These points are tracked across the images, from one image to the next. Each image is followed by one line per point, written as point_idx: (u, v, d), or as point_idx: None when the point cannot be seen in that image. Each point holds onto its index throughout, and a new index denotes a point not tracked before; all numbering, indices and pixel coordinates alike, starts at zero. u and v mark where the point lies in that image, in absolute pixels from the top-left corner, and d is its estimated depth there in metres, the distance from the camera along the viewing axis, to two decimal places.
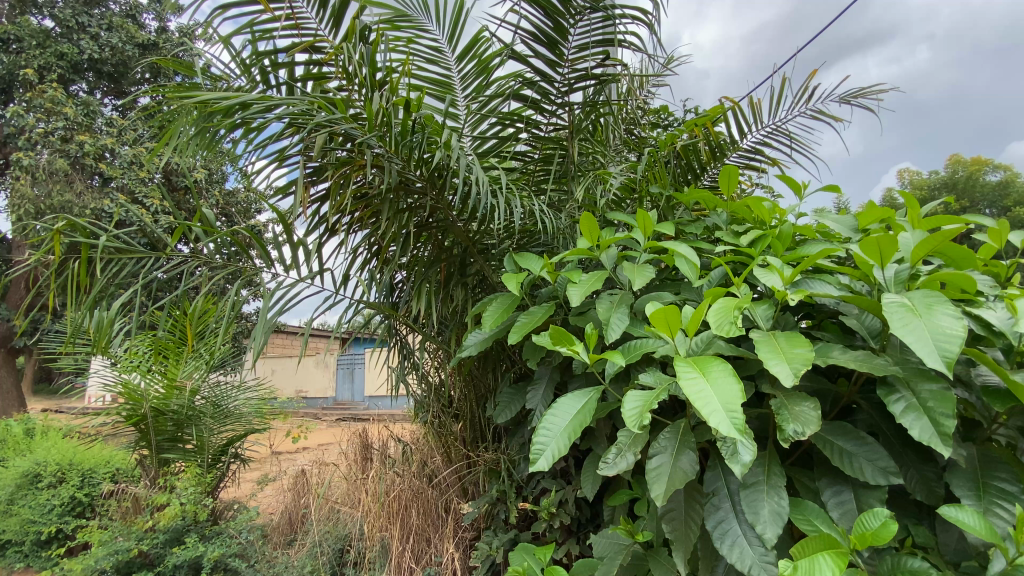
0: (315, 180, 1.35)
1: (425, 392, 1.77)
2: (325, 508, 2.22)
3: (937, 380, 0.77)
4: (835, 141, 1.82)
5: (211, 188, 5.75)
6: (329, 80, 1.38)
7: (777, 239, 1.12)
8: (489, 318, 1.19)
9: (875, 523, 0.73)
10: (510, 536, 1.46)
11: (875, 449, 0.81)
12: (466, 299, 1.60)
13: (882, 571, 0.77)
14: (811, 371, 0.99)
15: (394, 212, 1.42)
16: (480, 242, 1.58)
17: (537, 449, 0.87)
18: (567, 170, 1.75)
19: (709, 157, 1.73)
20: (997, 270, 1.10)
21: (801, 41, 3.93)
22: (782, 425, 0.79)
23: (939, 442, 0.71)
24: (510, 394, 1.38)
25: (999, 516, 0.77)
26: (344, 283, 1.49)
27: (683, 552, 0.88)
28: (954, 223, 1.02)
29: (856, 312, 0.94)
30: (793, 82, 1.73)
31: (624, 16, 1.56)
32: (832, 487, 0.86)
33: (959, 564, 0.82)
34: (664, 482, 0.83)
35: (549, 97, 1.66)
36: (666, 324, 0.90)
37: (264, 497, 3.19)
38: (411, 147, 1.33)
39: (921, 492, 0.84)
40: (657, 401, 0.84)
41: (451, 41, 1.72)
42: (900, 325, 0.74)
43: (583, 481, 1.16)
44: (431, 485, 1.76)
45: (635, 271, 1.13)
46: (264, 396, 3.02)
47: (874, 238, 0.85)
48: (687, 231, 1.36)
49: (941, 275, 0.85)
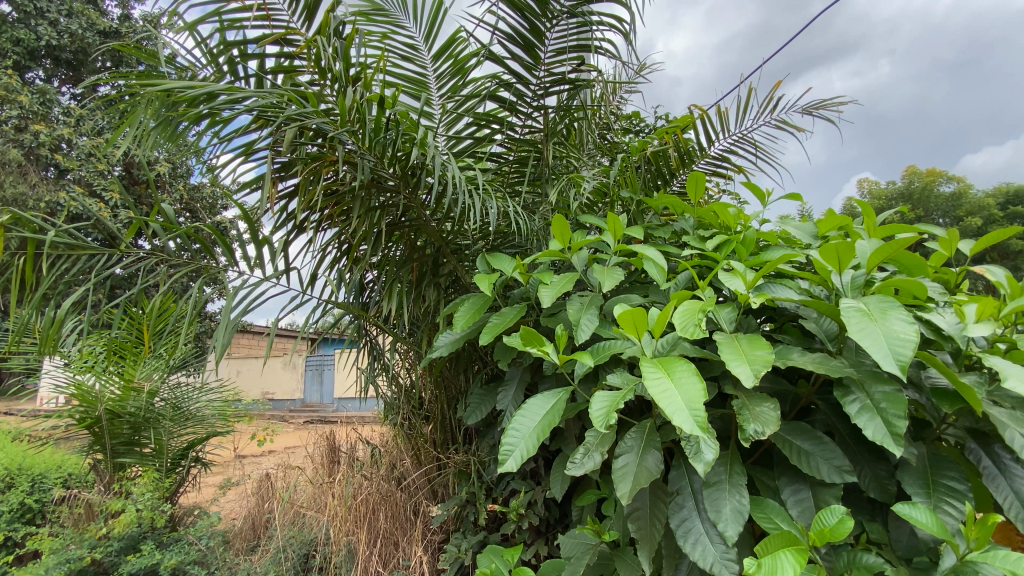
0: (283, 175, 1.32)
1: (396, 394, 1.76)
2: (290, 513, 2.16)
3: (889, 381, 0.80)
4: (797, 151, 1.88)
5: (175, 182, 5.57)
6: (300, 74, 1.35)
7: (741, 244, 1.15)
8: (460, 319, 1.18)
9: (833, 519, 0.75)
10: (479, 538, 1.45)
11: (830, 449, 0.84)
12: (438, 299, 1.59)
13: (838, 567, 0.79)
14: (772, 372, 1.02)
15: (367, 210, 1.40)
16: (454, 242, 1.57)
17: (505, 449, 0.86)
18: (541, 172, 1.75)
19: (678, 163, 1.77)
20: (947, 277, 1.15)
21: (769, 52, 4.06)
22: (744, 425, 0.81)
23: (892, 441, 0.74)
24: (481, 395, 1.37)
25: (948, 513, 0.80)
26: (311, 282, 1.45)
27: (648, 551, 0.89)
28: (907, 231, 1.06)
29: (816, 316, 0.97)
30: (759, 92, 1.77)
31: (601, 23, 1.57)
32: (791, 486, 0.89)
33: (910, 559, 0.85)
34: (630, 482, 0.84)
35: (525, 99, 1.67)
36: (633, 325, 0.91)
37: (226, 502, 3.09)
38: (384, 145, 1.32)
39: (874, 489, 0.87)
40: (624, 402, 0.84)
41: (427, 40, 1.73)
42: (857, 328, 0.76)
43: (552, 482, 1.16)
44: (400, 488, 1.73)
45: (604, 274, 1.15)
46: (228, 398, 2.95)
47: (832, 244, 0.88)
48: (656, 235, 1.38)
49: (895, 281, 0.88)
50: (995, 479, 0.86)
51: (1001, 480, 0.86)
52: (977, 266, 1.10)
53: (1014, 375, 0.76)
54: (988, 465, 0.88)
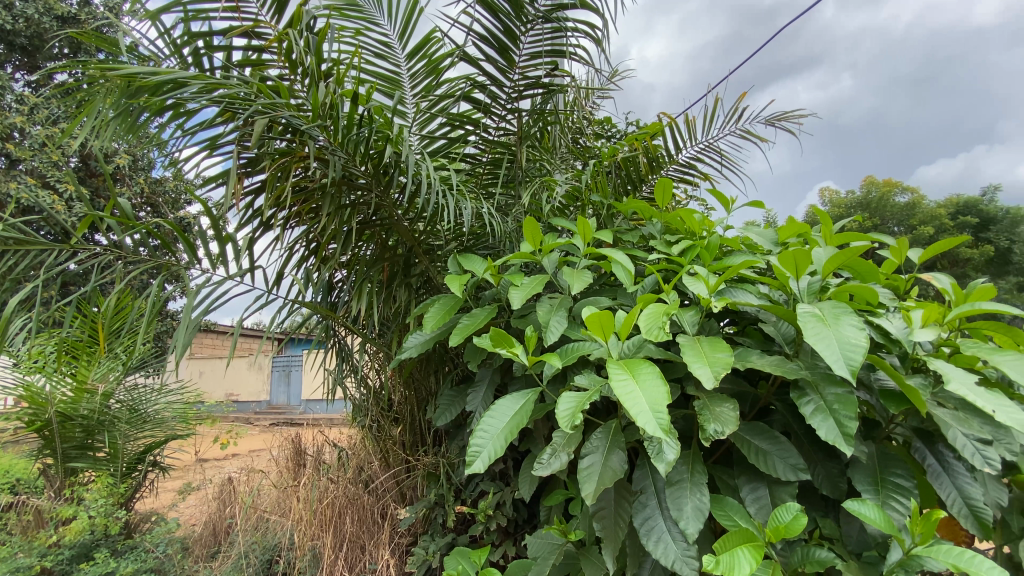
0: (249, 171, 1.28)
1: (364, 396, 1.75)
2: (252, 518, 2.10)
3: (841, 384, 0.84)
4: (761, 160, 1.94)
5: (135, 175, 5.36)
6: (269, 67, 1.31)
7: (706, 249, 1.19)
8: (431, 320, 1.17)
9: (787, 516, 0.78)
10: (447, 541, 1.44)
11: (787, 448, 0.87)
12: (410, 300, 1.58)
13: (793, 562, 0.82)
14: (732, 374, 1.05)
15: (337, 208, 1.37)
16: (426, 242, 1.56)
17: (473, 450, 0.86)
18: (515, 175, 1.76)
19: (647, 169, 1.80)
20: (897, 284, 1.21)
21: (737, 63, 4.17)
22: (705, 425, 0.83)
23: (843, 441, 0.77)
24: (450, 397, 1.37)
25: (895, 508, 0.84)
26: (278, 281, 1.42)
27: (612, 550, 0.91)
28: (861, 240, 1.10)
29: (774, 320, 1.01)
30: (725, 102, 1.82)
31: (575, 30, 1.59)
32: (749, 484, 0.91)
33: (859, 553, 0.89)
34: (595, 482, 0.85)
35: (499, 101, 1.67)
36: (600, 328, 0.93)
37: (185, 508, 2.99)
38: (356, 142, 1.30)
39: (827, 487, 0.91)
40: (590, 403, 0.86)
41: (401, 38, 1.72)
42: (812, 333, 0.79)
43: (520, 483, 1.16)
44: (368, 491, 1.71)
45: (574, 276, 1.16)
46: (189, 400, 2.87)
47: (790, 251, 0.91)
48: (625, 239, 1.42)
49: (848, 288, 0.92)
50: (940, 477, 0.91)
51: (944, 478, 0.91)
52: (925, 274, 1.16)
53: (955, 378, 0.81)
54: (932, 463, 0.93)
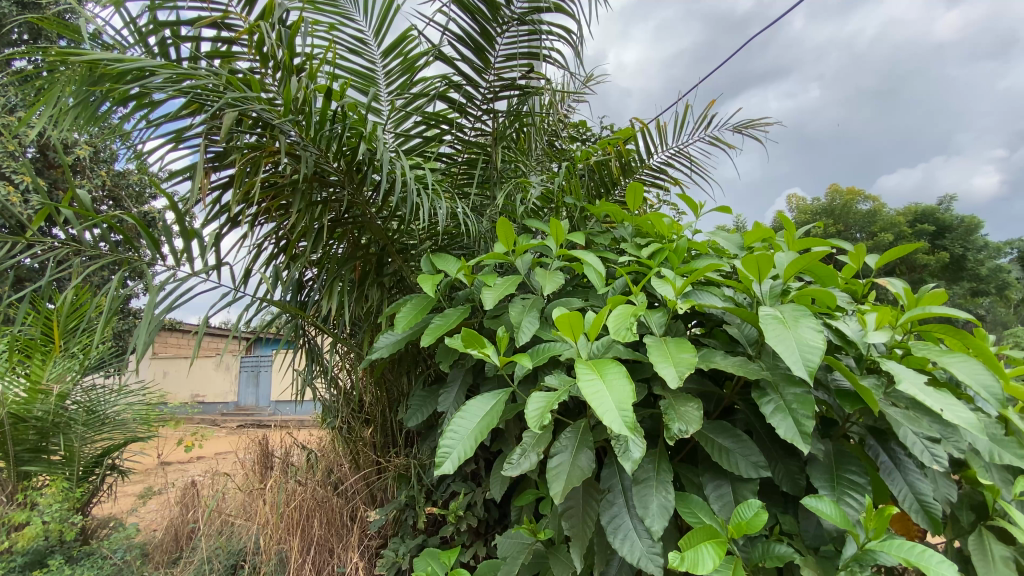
0: (216, 166, 1.26)
1: (334, 396, 1.73)
2: (216, 522, 2.04)
3: (800, 384, 0.86)
4: (729, 166, 1.99)
5: (96, 167, 5.18)
6: (238, 60, 1.29)
7: (674, 252, 1.21)
8: (402, 320, 1.16)
9: (748, 512, 0.80)
10: (417, 542, 1.43)
11: (748, 445, 0.90)
12: (382, 299, 1.56)
13: (754, 557, 0.84)
14: (698, 375, 1.08)
15: (307, 204, 1.34)
16: (399, 241, 1.55)
17: (442, 452, 0.86)
18: (490, 175, 1.76)
19: (620, 172, 1.82)
20: (855, 288, 1.26)
21: (709, 70, 4.26)
22: (670, 425, 0.85)
23: (800, 439, 0.80)
24: (422, 398, 1.36)
25: (850, 504, 0.87)
26: (244, 278, 1.39)
27: (580, 548, 0.92)
28: (822, 246, 1.14)
29: (739, 322, 1.04)
30: (695, 109, 1.86)
31: (550, 33, 1.60)
32: (713, 482, 0.94)
33: (817, 548, 0.92)
34: (564, 481, 0.86)
35: (474, 101, 1.67)
36: (570, 328, 0.94)
37: (146, 512, 2.89)
38: (329, 139, 1.29)
39: (787, 484, 0.94)
40: (559, 402, 0.87)
41: (377, 36, 1.71)
42: (773, 334, 0.82)
43: (491, 483, 1.16)
44: (337, 493, 1.69)
45: (546, 278, 1.17)
46: (151, 401, 2.78)
47: (753, 256, 0.94)
48: (596, 241, 1.45)
49: (809, 291, 0.95)
50: (892, 473, 0.95)
51: (896, 474, 0.95)
52: (881, 278, 1.21)
53: (906, 378, 0.84)
54: (885, 460, 0.96)
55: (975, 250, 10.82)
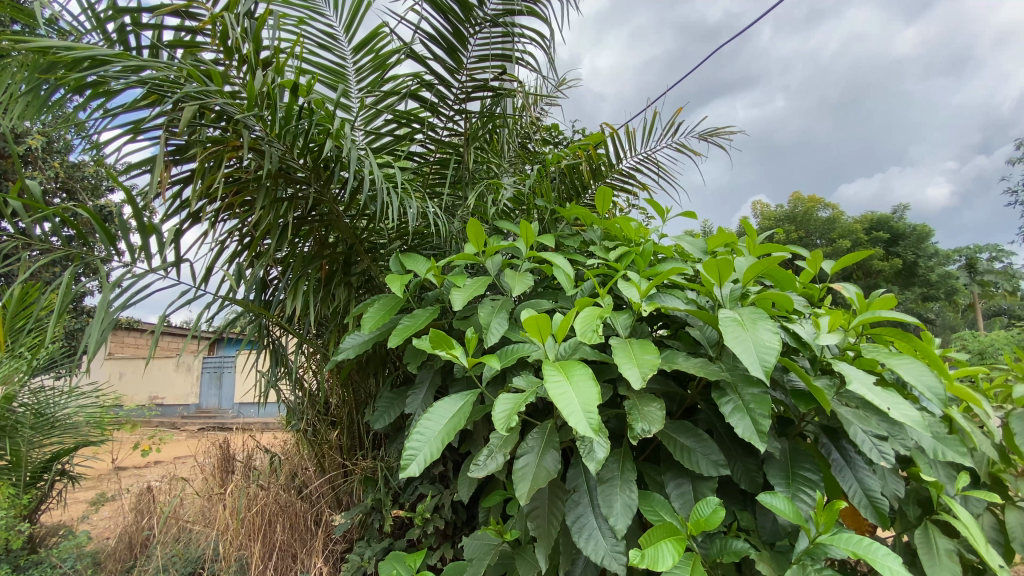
0: (178, 159, 1.20)
1: (299, 399, 1.70)
2: (172, 528, 1.97)
3: (757, 385, 0.89)
4: (695, 172, 2.05)
5: (48, 157, 4.94)
6: (203, 51, 1.24)
7: (640, 255, 1.24)
8: (369, 320, 1.14)
9: (707, 510, 0.82)
10: (383, 545, 1.42)
11: (709, 444, 0.92)
12: (349, 299, 1.54)
13: (713, 553, 0.86)
14: (663, 375, 1.10)
15: (272, 201, 1.31)
16: (368, 241, 1.53)
17: (408, 454, 0.85)
18: (462, 176, 1.76)
19: (590, 176, 1.84)
20: (813, 292, 1.31)
21: (679, 77, 4.36)
22: (633, 424, 0.87)
23: (757, 437, 0.82)
24: (389, 399, 1.34)
25: (803, 500, 0.91)
26: (205, 276, 1.34)
27: (545, 548, 0.92)
28: (782, 251, 1.18)
29: (700, 325, 1.07)
30: (663, 116, 1.90)
31: (522, 36, 1.61)
32: (674, 480, 0.96)
33: (773, 543, 0.95)
34: (529, 482, 0.87)
35: (447, 101, 1.66)
36: (538, 330, 0.95)
37: (98, 520, 2.77)
38: (296, 134, 1.26)
39: (745, 481, 0.97)
40: (526, 404, 0.87)
41: (347, 31, 1.69)
42: (731, 337, 0.85)
43: (458, 485, 1.15)
44: (301, 497, 1.64)
45: (515, 279, 1.17)
46: (106, 404, 2.68)
47: (715, 260, 0.97)
48: (566, 244, 1.47)
49: (767, 295, 0.98)
50: (843, 470, 0.99)
51: (847, 471, 0.98)
52: (835, 283, 1.26)
53: (856, 379, 0.88)
54: (837, 457, 1.00)
55: (925, 257, 11.45)
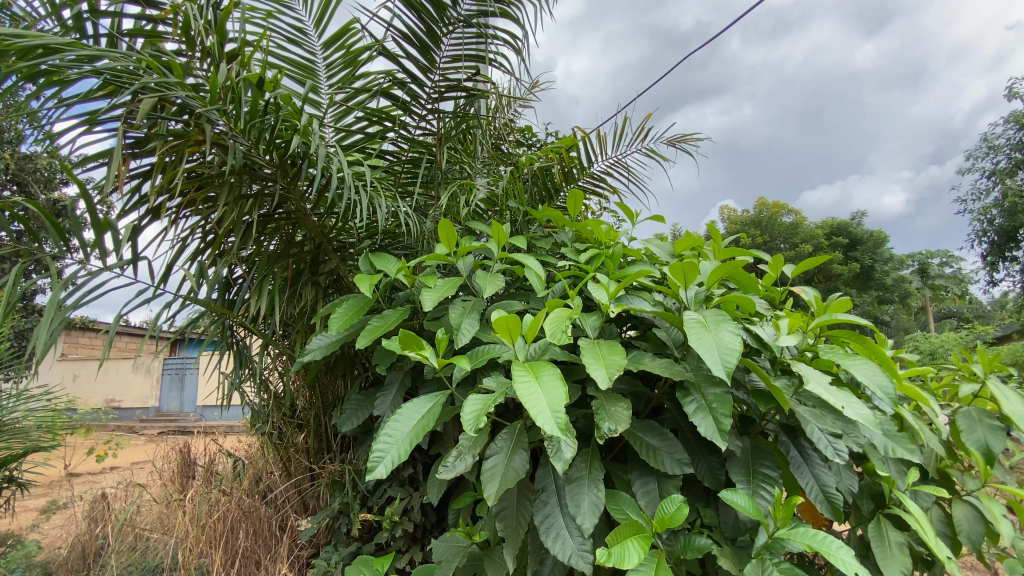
0: (136, 153, 1.15)
1: (264, 402, 1.67)
2: (128, 537, 1.90)
3: (720, 385, 0.92)
4: (663, 177, 2.08)
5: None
6: (165, 41, 1.20)
7: (609, 258, 1.26)
8: (337, 320, 1.12)
9: (672, 507, 0.84)
10: (351, 550, 1.40)
11: (673, 444, 0.94)
12: (317, 299, 1.51)
13: (677, 550, 0.88)
14: (630, 376, 1.12)
15: (235, 198, 1.27)
16: (336, 240, 1.50)
17: (375, 457, 0.84)
18: (434, 176, 1.74)
19: (562, 179, 1.86)
20: (775, 295, 1.35)
21: (651, 82, 4.43)
22: (600, 424, 0.88)
23: (719, 436, 0.84)
24: (357, 401, 1.32)
25: (764, 497, 0.93)
26: (164, 275, 1.29)
27: (513, 548, 0.92)
28: (745, 256, 1.21)
29: (667, 326, 1.09)
30: (633, 121, 1.93)
31: (496, 37, 1.61)
32: (641, 479, 0.97)
33: (735, 538, 0.97)
34: (498, 482, 0.87)
35: (419, 100, 1.64)
36: (507, 331, 0.95)
37: (49, 529, 2.65)
38: (261, 129, 1.22)
39: (708, 479, 1.00)
40: (495, 405, 0.87)
41: (317, 26, 1.67)
42: (695, 338, 0.87)
43: (428, 487, 1.14)
44: (265, 502, 1.61)
45: (486, 279, 1.17)
46: (57, 408, 2.55)
47: (681, 263, 0.99)
48: (538, 245, 1.48)
49: (730, 297, 1.01)
50: (801, 467, 1.02)
51: (804, 468, 1.02)
52: (796, 287, 1.30)
53: (813, 379, 0.92)
54: (795, 454, 1.04)
55: (881, 262, 11.99)
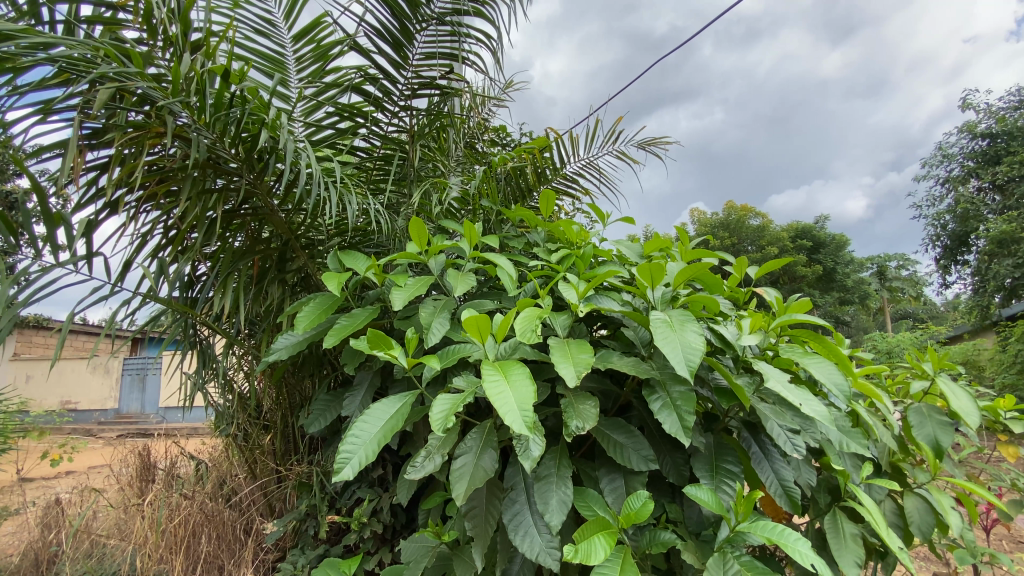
0: (93, 144, 1.10)
1: (228, 403, 1.62)
2: (84, 543, 1.81)
3: (684, 383, 0.94)
4: (634, 179, 2.12)
5: None
6: (125, 29, 1.16)
7: (580, 258, 1.28)
8: (304, 319, 1.10)
9: (637, 503, 0.85)
10: (318, 552, 1.38)
11: (640, 441, 0.96)
12: (283, 298, 1.48)
13: (642, 545, 0.90)
14: (599, 375, 1.13)
15: (199, 192, 1.23)
16: (305, 237, 1.48)
17: (342, 458, 0.82)
18: (406, 173, 1.73)
19: (535, 179, 1.87)
20: (738, 295, 1.39)
21: (626, 84, 4.49)
22: (568, 422, 0.89)
23: (682, 433, 0.86)
24: (325, 402, 1.30)
25: (726, 491, 0.96)
26: (122, 272, 1.24)
27: (481, 547, 0.93)
28: (711, 257, 1.24)
29: (635, 325, 1.11)
30: (605, 124, 1.95)
31: (469, 35, 1.61)
32: (608, 475, 0.99)
33: (698, 533, 1.00)
34: (467, 481, 0.87)
35: (391, 97, 1.61)
36: (477, 330, 0.95)
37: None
38: (227, 123, 1.19)
39: (673, 475, 1.02)
40: (464, 404, 0.87)
41: (286, 19, 1.65)
42: (661, 337, 0.89)
43: (397, 488, 1.13)
44: (229, 506, 1.57)
45: (458, 279, 1.17)
46: (8, 411, 2.44)
47: (648, 264, 1.01)
48: (510, 244, 1.49)
49: (695, 298, 1.03)
50: (761, 462, 1.05)
51: (765, 463, 1.05)
52: (758, 287, 1.34)
53: (773, 377, 0.95)
54: (756, 450, 1.07)
55: (842, 264, 12.46)
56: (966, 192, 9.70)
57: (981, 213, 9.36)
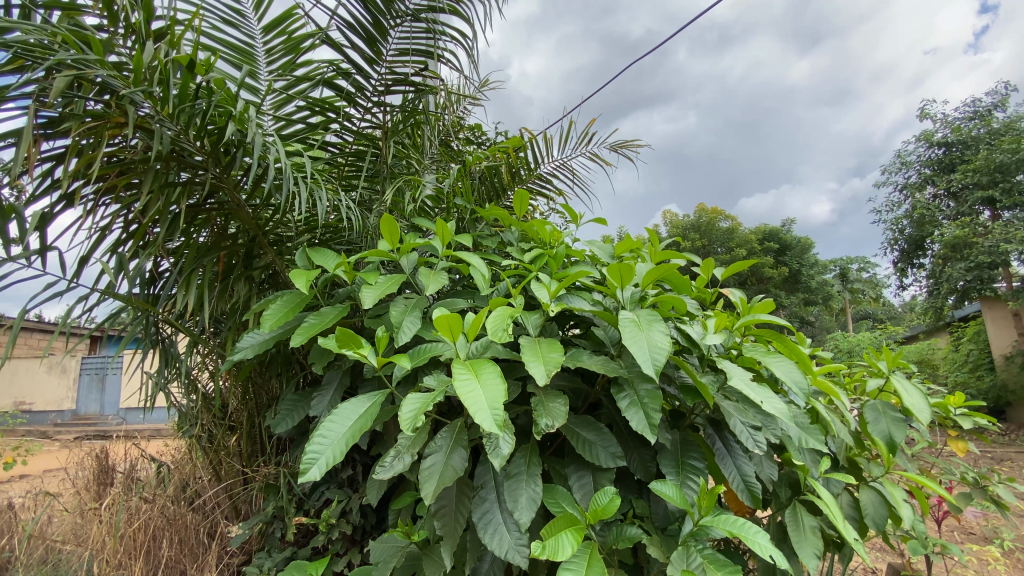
0: (49, 134, 1.04)
1: (192, 403, 1.57)
2: (37, 550, 1.74)
3: (651, 381, 0.96)
4: (606, 181, 2.14)
5: None
6: (84, 14, 1.11)
7: (552, 258, 1.29)
8: (270, 318, 1.08)
9: (604, 499, 0.87)
10: (285, 555, 1.35)
11: (608, 438, 0.98)
12: (250, 295, 1.45)
13: (609, 540, 0.91)
14: (569, 373, 1.15)
15: (162, 185, 1.19)
16: (273, 233, 1.44)
17: (309, 458, 0.81)
18: (379, 170, 1.71)
19: (510, 178, 1.87)
20: (705, 296, 1.42)
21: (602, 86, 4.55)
22: (538, 420, 0.89)
23: (649, 430, 0.88)
24: (294, 402, 1.27)
25: (690, 486, 0.98)
26: (78, 267, 1.20)
27: (450, 545, 0.93)
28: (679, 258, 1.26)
29: (604, 324, 1.12)
30: (578, 125, 1.96)
31: (444, 33, 1.61)
32: (577, 473, 1.00)
33: (664, 528, 1.02)
34: (436, 480, 0.86)
35: (364, 92, 1.60)
36: (448, 329, 0.95)
37: None
38: (191, 114, 1.15)
39: (640, 471, 1.04)
40: (434, 403, 0.87)
41: (256, 9, 1.61)
42: (629, 337, 0.90)
43: (367, 488, 1.12)
44: (193, 509, 1.53)
45: (429, 278, 1.16)
46: None
47: (617, 264, 1.03)
48: (484, 243, 1.49)
49: (663, 297, 1.06)
50: (725, 458, 1.08)
51: (728, 459, 1.08)
52: (725, 288, 1.37)
53: (736, 375, 0.97)
54: (720, 446, 1.10)
55: (807, 267, 12.89)
56: (923, 198, 10.15)
57: (935, 218, 9.79)
